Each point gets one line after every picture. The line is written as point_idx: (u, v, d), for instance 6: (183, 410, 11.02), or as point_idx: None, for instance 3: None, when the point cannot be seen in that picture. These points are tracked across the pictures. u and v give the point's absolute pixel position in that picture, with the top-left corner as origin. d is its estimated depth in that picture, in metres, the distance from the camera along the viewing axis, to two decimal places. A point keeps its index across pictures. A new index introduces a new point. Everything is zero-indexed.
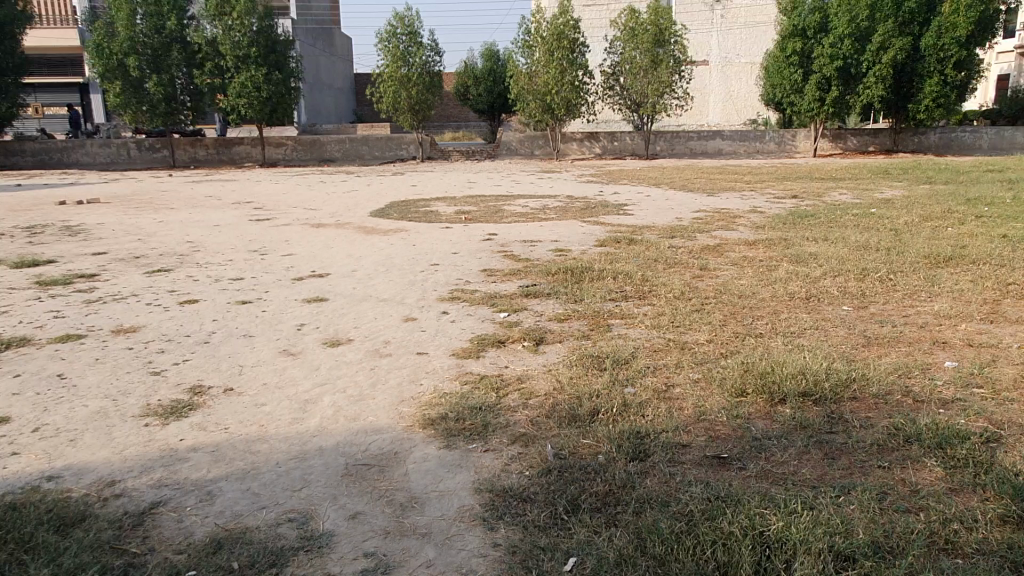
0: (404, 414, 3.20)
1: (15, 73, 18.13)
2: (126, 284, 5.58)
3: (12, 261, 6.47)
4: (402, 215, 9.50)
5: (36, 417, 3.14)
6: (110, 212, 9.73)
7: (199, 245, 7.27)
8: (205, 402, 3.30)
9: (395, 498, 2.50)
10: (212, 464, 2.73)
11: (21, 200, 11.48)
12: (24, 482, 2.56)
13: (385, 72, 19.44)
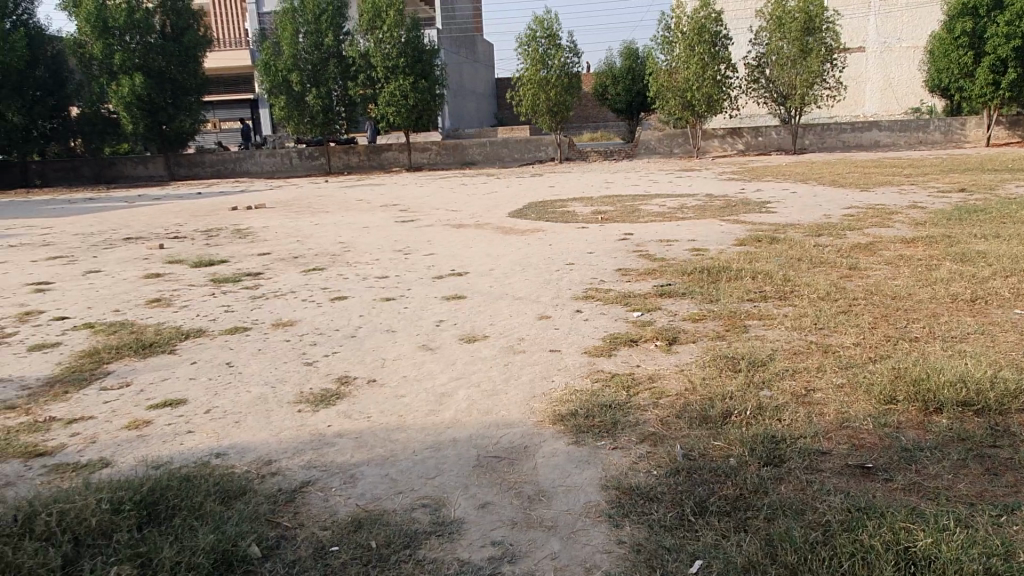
0: (536, 409, 3.26)
1: (197, 93, 20.08)
2: (286, 282, 6.07)
3: (192, 261, 7.22)
4: (539, 216, 9.63)
5: (208, 400, 3.49)
6: (275, 216, 10.60)
7: (349, 245, 7.75)
8: (351, 392, 3.53)
9: (523, 491, 2.57)
10: (356, 449, 2.92)
11: (201, 206, 12.77)
12: (197, 457, 2.87)
13: (524, 76, 19.78)
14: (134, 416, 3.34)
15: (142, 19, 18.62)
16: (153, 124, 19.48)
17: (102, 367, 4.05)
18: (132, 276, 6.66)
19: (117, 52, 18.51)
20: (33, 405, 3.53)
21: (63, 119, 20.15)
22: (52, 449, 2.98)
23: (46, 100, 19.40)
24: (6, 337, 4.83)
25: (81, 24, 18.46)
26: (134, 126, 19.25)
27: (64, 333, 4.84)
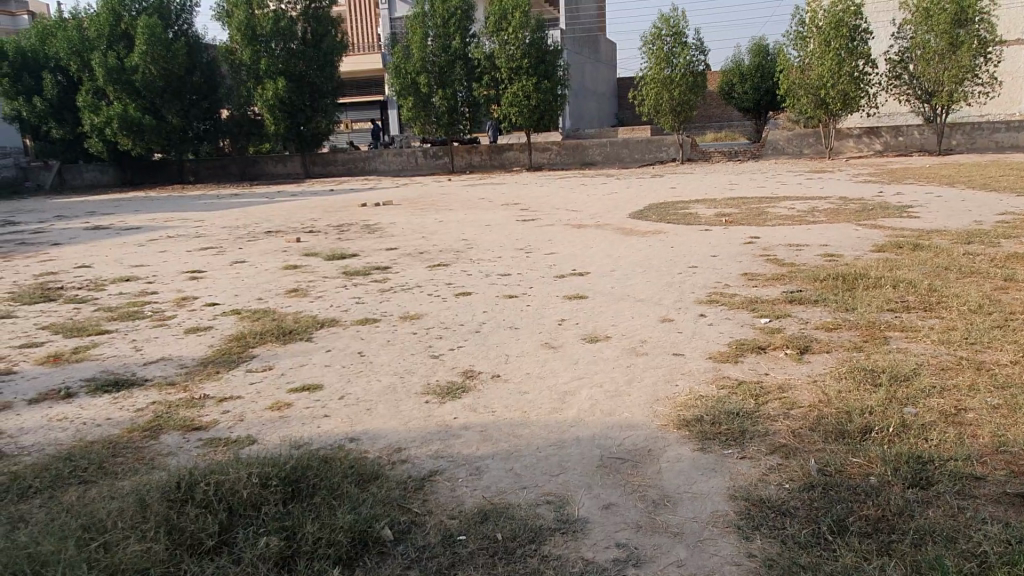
0: (659, 413, 3.22)
1: (333, 95, 21.10)
2: (412, 277, 6.28)
3: (326, 255, 7.62)
4: (660, 217, 9.46)
5: (342, 387, 3.68)
6: (401, 213, 11.00)
7: (472, 243, 7.92)
8: (476, 386, 3.61)
9: (648, 495, 2.54)
10: (481, 443, 2.98)
11: (334, 202, 13.44)
12: (333, 440, 3.03)
13: (648, 75, 19.49)
14: (278, 398, 3.56)
15: (286, 27, 19.79)
16: (292, 125, 20.68)
17: (248, 351, 4.36)
18: (273, 267, 7.10)
19: (263, 58, 19.83)
20: (189, 383, 3.85)
21: (214, 120, 21.75)
22: (205, 424, 3.24)
23: (201, 103, 21.16)
24: (165, 320, 5.28)
25: (233, 32, 19.87)
26: (276, 127, 20.51)
27: (215, 318, 5.24)
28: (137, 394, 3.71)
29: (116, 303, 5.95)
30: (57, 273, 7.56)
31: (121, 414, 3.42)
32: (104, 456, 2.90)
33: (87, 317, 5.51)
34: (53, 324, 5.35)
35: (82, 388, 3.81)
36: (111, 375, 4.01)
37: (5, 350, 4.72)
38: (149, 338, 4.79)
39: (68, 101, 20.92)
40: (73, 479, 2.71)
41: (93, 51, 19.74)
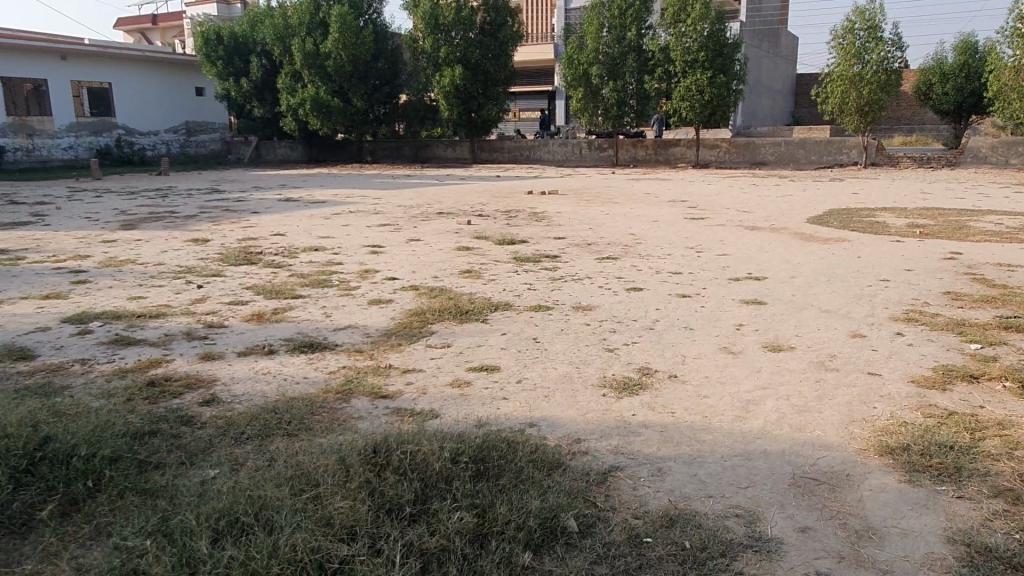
0: (856, 435, 2.98)
1: (505, 84, 21.53)
2: (582, 268, 6.26)
3: (496, 239, 7.79)
4: (844, 224, 8.83)
5: (519, 370, 3.74)
6: (567, 203, 11.02)
7: (640, 238, 7.78)
8: (653, 384, 3.53)
9: (850, 523, 2.35)
10: (662, 443, 2.90)
11: (501, 189, 13.75)
12: (514, 424, 3.07)
13: (835, 71, 18.30)
14: (457, 375, 3.71)
15: (467, 16, 20.41)
16: (464, 111, 21.35)
17: (427, 327, 4.57)
18: (446, 247, 7.37)
19: (443, 46, 20.62)
20: (375, 352, 4.13)
21: (393, 105, 22.90)
22: (392, 393, 3.44)
23: (382, 88, 22.32)
24: (352, 290, 5.65)
25: (417, 21, 20.87)
26: (449, 113, 21.27)
27: (395, 291, 5.54)
28: (330, 357, 4.06)
29: (308, 271, 6.43)
30: (256, 239, 8.30)
31: (317, 373, 3.78)
32: (304, 413, 3.19)
33: (283, 282, 6.00)
34: (255, 285, 5.89)
35: (282, 347, 4.24)
36: (306, 337, 4.41)
37: (216, 306, 5.26)
38: (338, 306, 5.16)
39: (270, 82, 22.93)
40: (279, 432, 3.02)
41: (294, 37, 21.48)
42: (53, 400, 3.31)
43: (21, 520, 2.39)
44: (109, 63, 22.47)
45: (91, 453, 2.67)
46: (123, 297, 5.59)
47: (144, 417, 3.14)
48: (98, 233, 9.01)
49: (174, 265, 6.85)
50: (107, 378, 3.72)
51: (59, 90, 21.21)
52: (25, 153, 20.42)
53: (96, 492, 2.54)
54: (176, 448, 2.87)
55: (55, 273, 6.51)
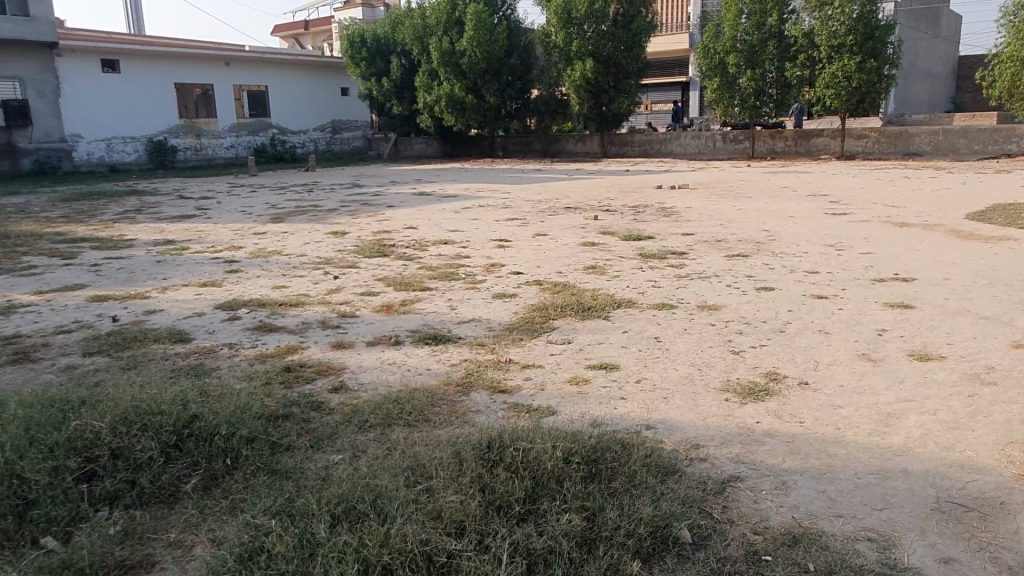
0: (1014, 459, 2.67)
1: (637, 76, 21.10)
2: (710, 265, 6.05)
3: (621, 234, 7.68)
4: (1010, 222, 7.98)
5: (638, 370, 3.66)
6: (698, 197, 10.69)
7: (775, 234, 7.40)
8: (781, 390, 3.34)
9: (1002, 558, 2.11)
10: (788, 454, 2.74)
11: (631, 183, 13.55)
12: (630, 425, 3.00)
13: (1004, 52, 16.59)
14: (576, 373, 3.68)
15: (599, 9, 20.20)
16: (595, 106, 21.24)
17: (548, 323, 4.58)
18: (571, 243, 7.34)
19: (575, 40, 20.57)
20: (496, 346, 4.19)
21: (524, 100, 23.11)
22: (510, 389, 3.48)
23: (514, 84, 22.55)
24: (476, 284, 5.76)
25: (550, 16, 20.90)
26: (580, 107, 21.25)
27: (518, 286, 5.59)
28: (453, 350, 4.15)
29: (436, 264, 6.62)
30: (390, 232, 8.64)
31: (439, 366, 3.88)
32: (425, 404, 3.29)
33: (412, 274, 6.21)
34: (387, 277, 6.14)
35: (408, 338, 4.38)
36: (431, 330, 4.54)
37: (350, 296, 5.53)
38: (463, 299, 5.28)
39: (408, 81, 23.78)
40: (400, 421, 3.12)
41: (431, 37, 22.18)
42: (202, 380, 3.59)
43: (168, 491, 2.61)
44: (267, 68, 24.19)
45: (230, 432, 2.87)
46: (267, 285, 5.99)
47: (279, 400, 3.34)
48: (250, 226, 9.72)
49: (315, 256, 7.28)
50: (250, 362, 4.00)
51: (224, 94, 23.20)
52: (193, 152, 22.54)
53: (232, 470, 2.72)
54: (305, 432, 3.03)
55: (212, 262, 7.09)
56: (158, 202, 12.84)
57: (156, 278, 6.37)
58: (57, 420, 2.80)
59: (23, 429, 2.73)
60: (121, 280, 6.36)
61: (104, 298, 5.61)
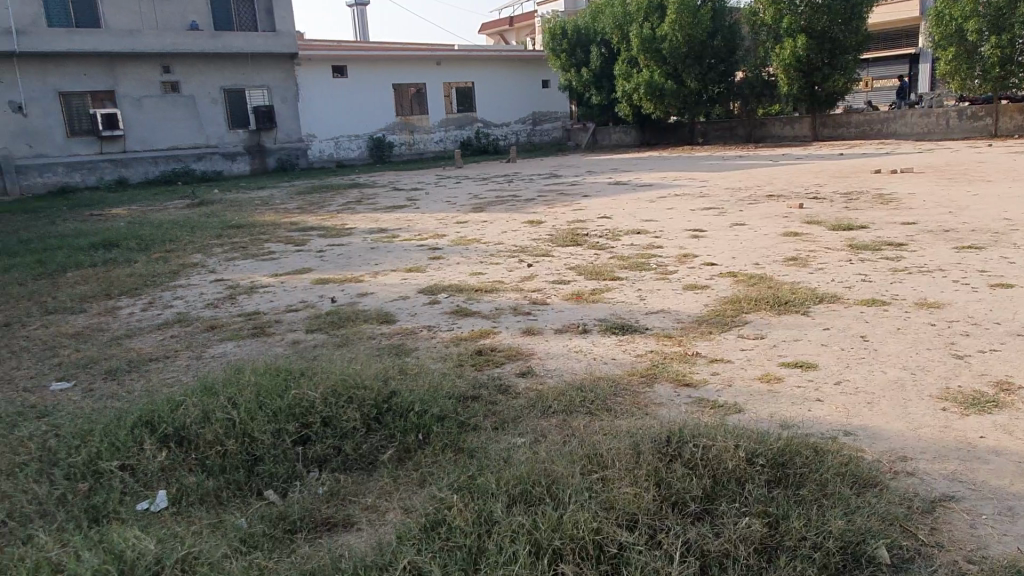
0: None
1: (856, 50, 19.33)
2: (933, 258, 5.43)
3: (830, 223, 7.13)
4: None
5: (839, 371, 3.39)
6: (924, 182, 9.62)
7: (1018, 223, 6.47)
8: (1014, 403, 2.92)
9: None
10: (1018, 477, 2.39)
11: (845, 167, 12.51)
12: (827, 430, 2.79)
13: None
14: (769, 370, 3.49)
15: None
16: (807, 85, 19.80)
17: (741, 317, 4.39)
18: (773, 232, 6.94)
19: (785, 16, 19.26)
20: (684, 339, 4.09)
21: (728, 83, 22.13)
22: (696, 383, 3.38)
23: (718, 67, 21.68)
24: (668, 274, 5.66)
25: None
26: (790, 88, 19.97)
27: (712, 278, 5.41)
28: (639, 341, 4.12)
29: (628, 253, 6.58)
30: (584, 221, 8.72)
31: (625, 356, 3.86)
32: (607, 393, 3.30)
33: (604, 264, 6.23)
34: (579, 266, 6.21)
35: (596, 328, 4.41)
36: (619, 320, 4.53)
37: (543, 284, 5.67)
38: (653, 290, 5.21)
39: (608, 70, 23.74)
40: (582, 410, 3.15)
41: (632, 24, 21.92)
42: (404, 359, 3.88)
43: (368, 459, 2.84)
44: (474, 65, 25.33)
45: (424, 410, 3.06)
46: (467, 272, 6.31)
47: (470, 382, 3.51)
48: (454, 215, 10.28)
49: (512, 244, 7.54)
50: (447, 344, 4.25)
51: (434, 92, 24.67)
52: (408, 147, 24.24)
53: (424, 444, 2.90)
54: (491, 414, 3.16)
55: (418, 250, 7.59)
56: (375, 194, 13.98)
57: (370, 264, 6.96)
58: (280, 388, 3.16)
59: (253, 394, 3.11)
60: (341, 264, 7.02)
61: (326, 281, 6.23)
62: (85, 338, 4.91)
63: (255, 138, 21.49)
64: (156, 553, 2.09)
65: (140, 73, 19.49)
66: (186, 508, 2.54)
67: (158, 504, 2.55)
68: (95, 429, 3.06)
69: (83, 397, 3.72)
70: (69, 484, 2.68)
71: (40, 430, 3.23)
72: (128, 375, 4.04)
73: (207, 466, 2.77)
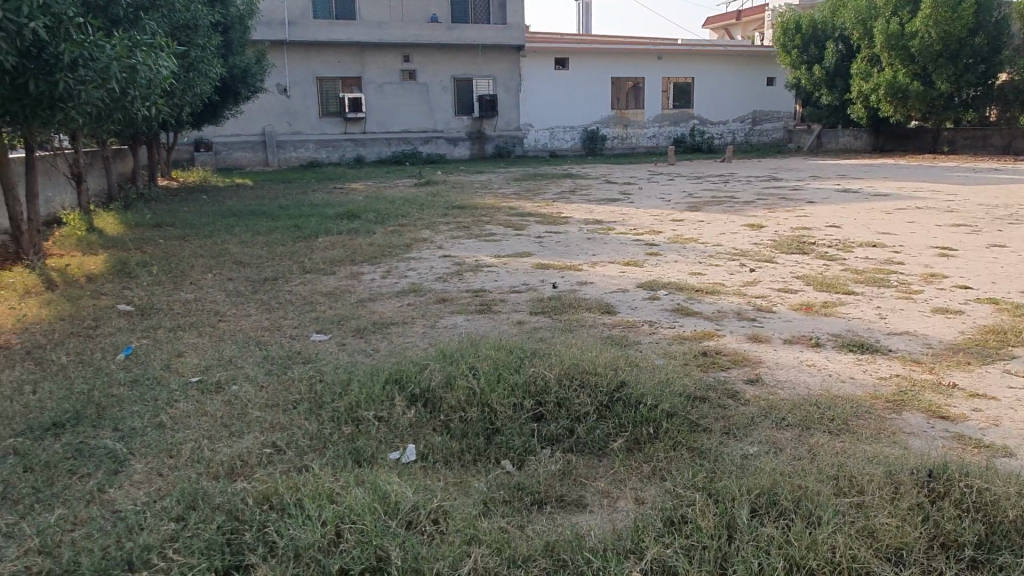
0: None
1: None
2: None
3: None
4: None
5: None
6: None
7: None
8: None
9: None
10: None
11: None
12: None
13: None
14: None
15: None
16: None
17: (1005, 350, 3.89)
18: None
19: None
20: (936, 366, 3.70)
21: (987, 86, 19.52)
22: (954, 416, 3.06)
23: (977, 68, 19.09)
24: (913, 294, 5.16)
25: None
26: None
27: (967, 303, 4.85)
28: (882, 362, 3.80)
29: (863, 267, 6.09)
30: (811, 228, 8.20)
31: (866, 377, 3.58)
32: (848, 414, 3.07)
33: (835, 275, 5.82)
34: (806, 275, 5.85)
35: (830, 342, 4.13)
36: (856, 337, 4.20)
37: (768, 291, 5.40)
38: (896, 309, 4.79)
39: (843, 68, 21.96)
40: (821, 427, 2.96)
41: (877, 18, 20.06)
42: (627, 351, 3.89)
43: (598, 444, 2.89)
44: (697, 59, 24.58)
45: (655, 403, 3.04)
46: (685, 271, 6.18)
47: (697, 382, 3.42)
48: (669, 212, 10.12)
49: (732, 247, 7.27)
50: (670, 341, 4.19)
51: (652, 87, 24.32)
52: (620, 141, 24.23)
53: (654, 438, 2.89)
54: (722, 417, 3.06)
55: (635, 244, 7.56)
56: (588, 185, 14.12)
57: (587, 254, 7.05)
58: (516, 364, 3.32)
59: (491, 366, 3.29)
60: (559, 252, 7.19)
61: (546, 267, 6.40)
62: (336, 297, 5.47)
63: (477, 124, 22.60)
64: (414, 500, 2.28)
65: (385, 61, 21.29)
66: (434, 464, 2.75)
67: (409, 456, 2.79)
68: (352, 380, 3.41)
69: (338, 349, 4.16)
70: (335, 425, 3.01)
71: (308, 373, 3.67)
72: (374, 335, 4.45)
73: (450, 429, 2.98)
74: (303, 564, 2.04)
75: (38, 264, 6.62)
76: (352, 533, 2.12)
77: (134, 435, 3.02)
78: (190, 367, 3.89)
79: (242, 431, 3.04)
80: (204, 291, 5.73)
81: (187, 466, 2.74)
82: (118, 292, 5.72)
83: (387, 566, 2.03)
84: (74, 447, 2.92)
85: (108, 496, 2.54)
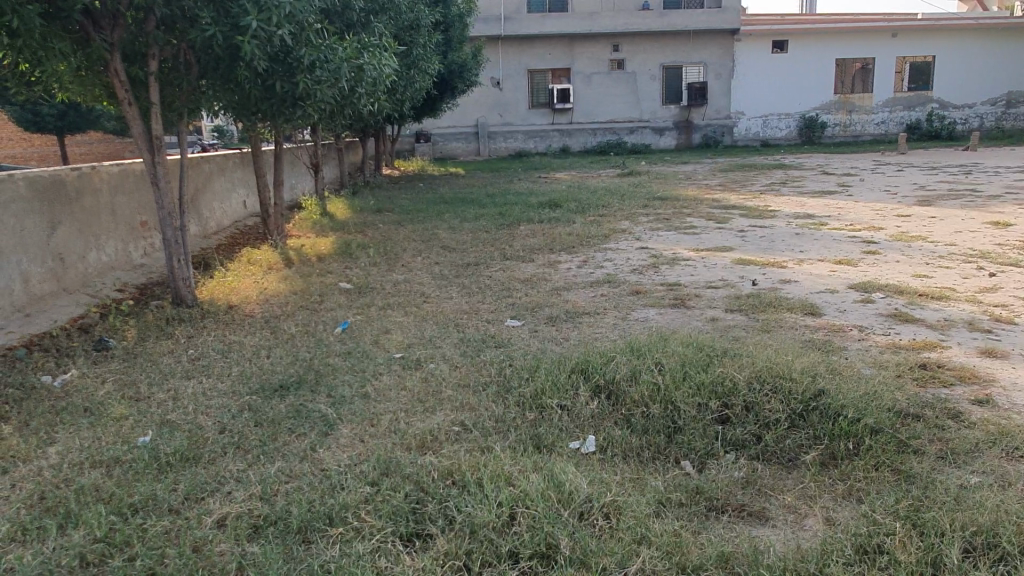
0: None
1: None
2: None
3: None
4: None
5: None
6: None
7: None
8: None
9: None
10: None
11: None
12: None
13: None
14: None
15: None
16: None
17: None
18: None
19: None
20: None
21: None
22: None
23: None
24: None
25: None
26: None
27: None
28: None
29: None
30: None
31: None
32: None
33: None
34: None
35: None
36: None
37: (1010, 299, 4.71)
38: None
39: None
40: None
41: None
42: (830, 358, 3.59)
43: (787, 455, 2.72)
44: (941, 35, 21.86)
45: (857, 417, 2.78)
46: (908, 273, 5.58)
47: (912, 397, 3.07)
48: (895, 206, 9.17)
49: (969, 247, 6.43)
50: (881, 350, 3.81)
51: (885, 68, 22.02)
52: (843, 128, 22.25)
53: (854, 455, 2.65)
54: (937, 439, 2.72)
55: (850, 241, 6.96)
56: (802, 177, 13.19)
57: (795, 250, 6.61)
58: (703, 363, 3.21)
59: (679, 364, 3.20)
60: (765, 247, 6.80)
61: (747, 262, 6.10)
62: (532, 285, 5.61)
63: (685, 113, 21.99)
64: (589, 492, 2.31)
65: (594, 52, 21.37)
66: (612, 458, 2.74)
67: (588, 447, 2.81)
68: (539, 367, 3.50)
69: (530, 336, 4.28)
70: (520, 411, 3.11)
71: (498, 358, 3.82)
72: (566, 324, 4.52)
73: (632, 424, 2.95)
74: (478, 539, 2.14)
75: (279, 244, 7.53)
76: (525, 517, 2.19)
77: (343, 402, 3.33)
78: (396, 343, 4.22)
79: (434, 407, 3.24)
80: (413, 274, 6.15)
81: (385, 435, 2.98)
82: (341, 271, 6.33)
83: (556, 553, 2.07)
84: (294, 408, 3.29)
85: (317, 455, 2.83)
